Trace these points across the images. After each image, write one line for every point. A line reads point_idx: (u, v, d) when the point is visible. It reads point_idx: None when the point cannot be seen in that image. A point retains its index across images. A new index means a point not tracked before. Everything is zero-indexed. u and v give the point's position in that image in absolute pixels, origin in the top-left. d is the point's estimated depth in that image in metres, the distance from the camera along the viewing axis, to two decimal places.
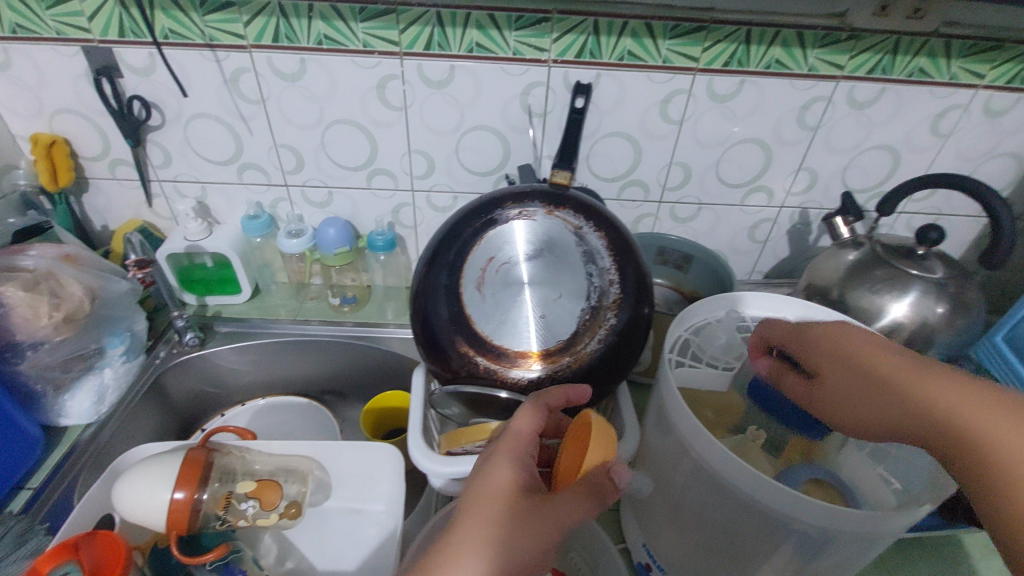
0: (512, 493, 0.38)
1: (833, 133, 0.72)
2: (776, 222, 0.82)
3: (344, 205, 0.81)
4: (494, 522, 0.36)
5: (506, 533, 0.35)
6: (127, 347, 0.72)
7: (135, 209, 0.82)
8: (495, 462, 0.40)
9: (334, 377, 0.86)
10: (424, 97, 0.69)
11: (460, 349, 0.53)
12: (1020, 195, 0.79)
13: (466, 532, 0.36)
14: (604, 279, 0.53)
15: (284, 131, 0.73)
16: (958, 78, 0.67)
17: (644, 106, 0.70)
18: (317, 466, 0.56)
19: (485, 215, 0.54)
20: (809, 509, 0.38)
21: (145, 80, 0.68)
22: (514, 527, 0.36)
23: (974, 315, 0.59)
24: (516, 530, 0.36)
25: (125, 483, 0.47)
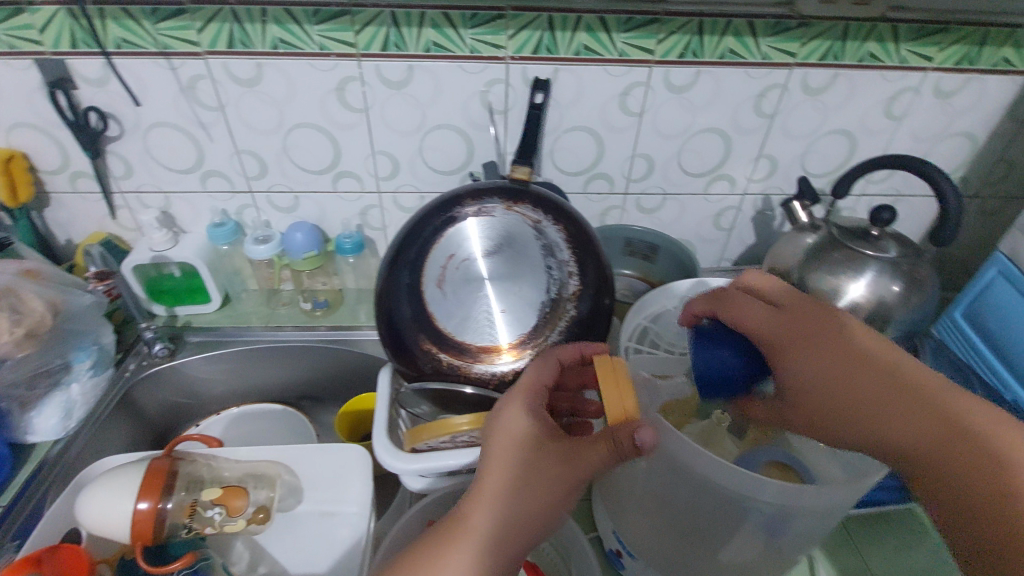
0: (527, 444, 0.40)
1: (790, 119, 0.74)
2: (740, 209, 0.84)
3: (311, 209, 0.81)
4: (510, 466, 0.39)
5: (520, 477, 0.39)
6: (95, 362, 0.70)
7: (99, 222, 0.81)
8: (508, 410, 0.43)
9: (309, 382, 0.86)
10: (384, 98, 0.70)
11: (424, 347, 0.55)
12: (974, 174, 0.81)
13: (488, 481, 0.39)
14: (563, 272, 0.55)
15: (246, 137, 0.73)
16: (907, 62, 0.69)
17: (604, 99, 0.71)
18: (285, 470, 0.55)
19: (444, 213, 0.53)
20: (765, 485, 0.39)
21: (101, 90, 0.68)
22: (529, 467, 0.39)
23: (927, 291, 0.60)
24: (529, 472, 0.39)
25: (89, 496, 0.47)
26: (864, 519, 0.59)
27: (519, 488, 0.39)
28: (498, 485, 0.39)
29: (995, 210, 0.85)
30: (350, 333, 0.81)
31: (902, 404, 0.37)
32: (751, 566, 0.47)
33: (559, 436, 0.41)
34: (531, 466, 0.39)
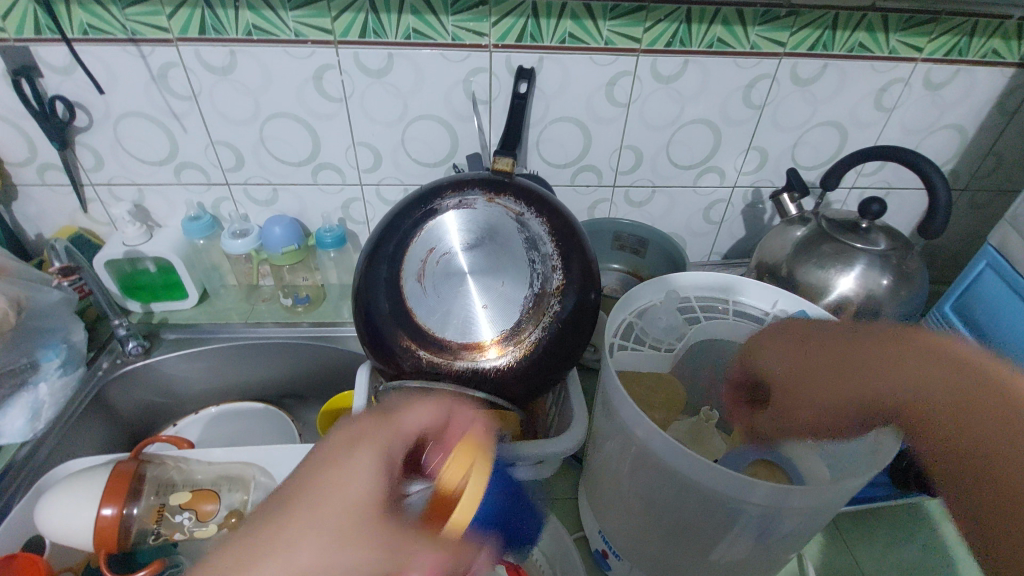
0: (359, 501, 0.34)
1: (780, 110, 0.72)
2: (730, 203, 0.82)
3: (291, 202, 0.78)
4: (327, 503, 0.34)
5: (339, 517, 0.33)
6: (65, 359, 0.68)
7: (70, 215, 0.78)
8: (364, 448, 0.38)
9: (293, 380, 0.84)
10: (364, 87, 0.67)
11: (403, 344, 0.51)
12: (964, 167, 0.80)
13: (295, 526, 0.33)
14: (547, 266, 0.52)
15: (221, 128, 0.70)
16: (897, 52, 0.68)
17: (591, 89, 0.69)
18: (260, 471, 0.53)
19: (425, 205, 0.53)
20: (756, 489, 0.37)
21: (67, 79, 0.65)
22: (340, 541, 0.32)
23: (917, 285, 0.60)
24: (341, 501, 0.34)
25: (51, 500, 0.45)
26: (855, 516, 0.59)
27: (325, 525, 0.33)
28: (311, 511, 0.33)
29: (984, 203, 0.84)
30: (333, 329, 0.79)
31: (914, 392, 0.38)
32: (738, 567, 0.46)
33: (393, 509, 0.35)
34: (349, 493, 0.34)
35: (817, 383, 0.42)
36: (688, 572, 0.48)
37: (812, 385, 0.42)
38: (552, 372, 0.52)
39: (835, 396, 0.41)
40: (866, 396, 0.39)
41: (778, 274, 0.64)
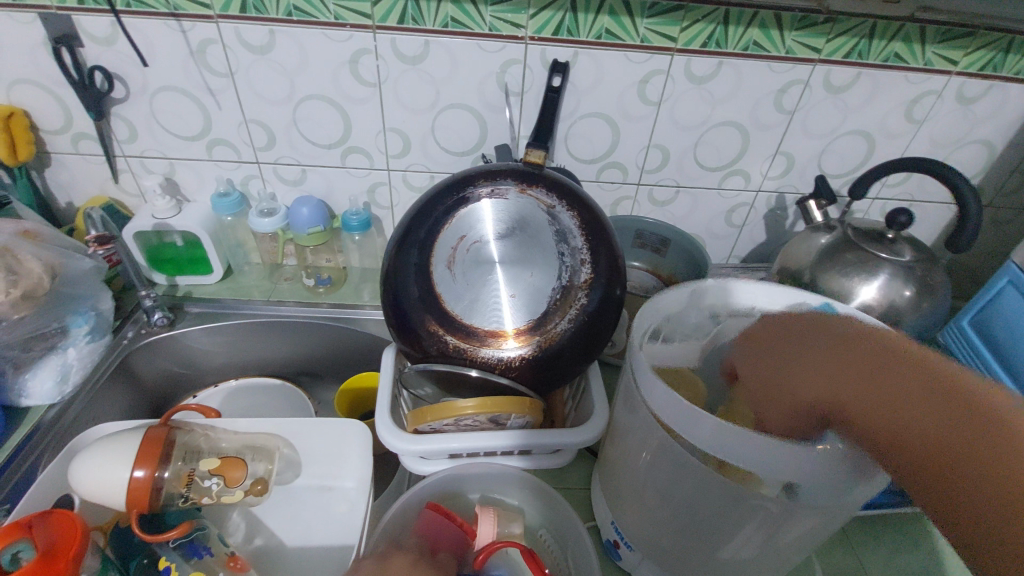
0: None
1: (809, 117, 0.72)
2: (753, 206, 0.83)
3: (318, 184, 0.79)
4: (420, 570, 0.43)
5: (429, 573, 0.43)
6: (93, 327, 0.69)
7: (101, 185, 0.79)
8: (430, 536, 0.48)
9: (311, 359, 0.85)
10: (398, 73, 0.68)
11: (430, 328, 0.53)
12: (989, 183, 0.80)
13: None
14: (575, 259, 0.53)
15: (255, 107, 0.71)
16: (933, 64, 0.68)
17: (623, 87, 0.69)
18: (284, 444, 0.55)
19: (457, 193, 0.52)
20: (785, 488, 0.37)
21: (107, 50, 0.66)
22: None
23: (940, 298, 0.60)
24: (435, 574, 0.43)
25: (85, 462, 0.46)
26: (864, 521, 0.60)
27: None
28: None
29: (1008, 220, 0.84)
30: (353, 311, 0.80)
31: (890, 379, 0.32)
32: (749, 563, 0.47)
33: None
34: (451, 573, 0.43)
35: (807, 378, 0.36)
36: (698, 566, 0.49)
37: (796, 387, 0.37)
38: (574, 364, 0.53)
39: (818, 391, 0.35)
40: (836, 399, 0.34)
41: (800, 280, 0.64)
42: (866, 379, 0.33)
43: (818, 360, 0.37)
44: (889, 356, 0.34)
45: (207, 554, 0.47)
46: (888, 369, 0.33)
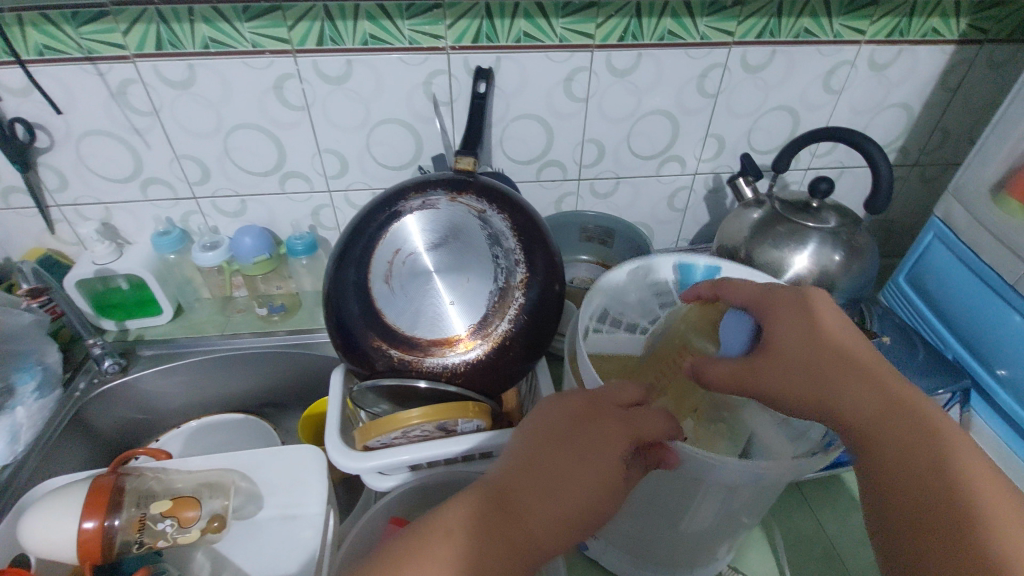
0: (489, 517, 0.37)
1: (733, 98, 0.75)
2: (692, 189, 0.85)
3: (260, 212, 0.79)
4: (553, 459, 0.39)
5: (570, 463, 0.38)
6: (40, 382, 0.68)
7: (37, 238, 0.77)
8: (551, 412, 0.42)
9: (273, 389, 0.84)
10: (325, 94, 0.68)
11: (374, 344, 0.52)
12: (912, 143, 0.84)
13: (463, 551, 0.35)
14: (510, 260, 0.53)
15: (186, 142, 0.71)
16: (842, 36, 0.70)
17: (549, 86, 0.71)
18: (240, 477, 0.55)
19: (389, 208, 0.54)
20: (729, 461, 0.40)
21: (25, 100, 0.65)
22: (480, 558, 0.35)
23: (868, 258, 0.62)
24: (583, 463, 0.38)
25: (32, 520, 0.45)
26: (819, 482, 0.62)
27: (572, 482, 0.38)
28: (558, 475, 0.38)
29: (934, 177, 0.88)
30: (310, 336, 0.80)
31: (879, 385, 0.35)
32: (704, 538, 0.49)
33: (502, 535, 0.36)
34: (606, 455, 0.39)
35: (796, 360, 0.38)
36: (659, 546, 0.50)
37: (789, 369, 0.38)
38: (522, 361, 0.54)
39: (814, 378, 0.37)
40: (828, 390, 0.36)
41: (737, 257, 0.66)
42: (864, 390, 0.35)
43: (815, 358, 0.38)
44: (873, 365, 0.37)
45: None
46: (876, 379, 0.36)
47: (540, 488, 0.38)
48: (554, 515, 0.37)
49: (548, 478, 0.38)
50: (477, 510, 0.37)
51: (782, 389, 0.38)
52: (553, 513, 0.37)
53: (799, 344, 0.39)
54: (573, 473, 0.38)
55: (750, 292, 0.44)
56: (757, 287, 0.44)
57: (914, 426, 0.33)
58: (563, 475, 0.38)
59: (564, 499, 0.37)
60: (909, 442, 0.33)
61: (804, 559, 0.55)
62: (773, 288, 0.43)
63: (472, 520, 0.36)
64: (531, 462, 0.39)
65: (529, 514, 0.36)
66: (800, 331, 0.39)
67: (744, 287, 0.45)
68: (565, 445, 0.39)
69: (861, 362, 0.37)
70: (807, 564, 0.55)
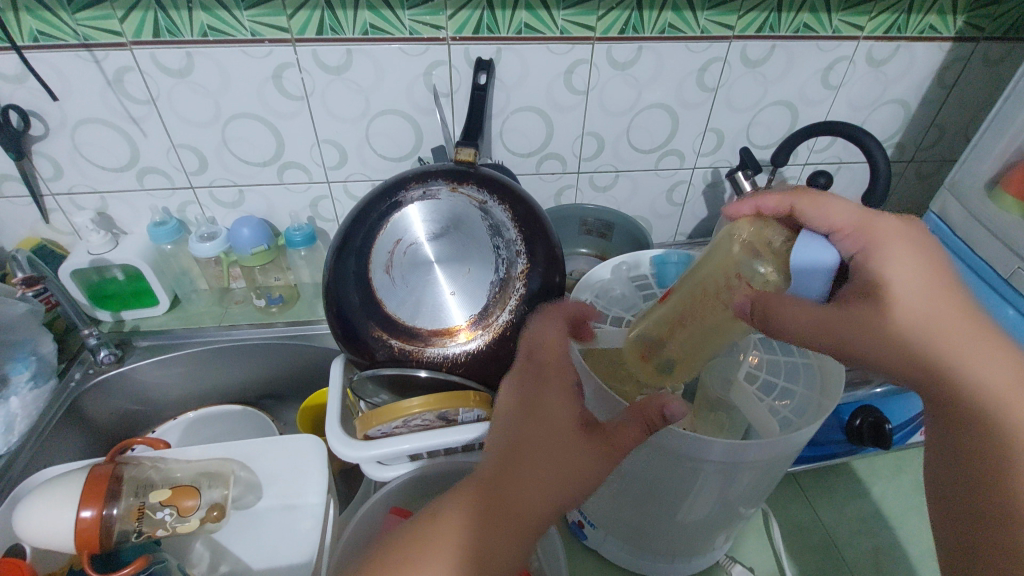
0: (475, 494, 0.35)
1: (732, 92, 0.75)
2: (691, 183, 0.85)
3: (258, 203, 0.78)
4: (542, 438, 0.37)
5: (559, 446, 0.37)
6: (35, 372, 0.67)
7: (31, 227, 0.77)
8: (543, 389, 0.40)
9: (271, 381, 0.84)
10: (325, 84, 0.68)
11: (374, 334, 0.52)
12: (908, 139, 0.84)
13: (450, 532, 0.34)
14: (511, 251, 0.53)
15: (183, 131, 0.70)
16: (841, 31, 0.71)
17: (550, 79, 0.71)
18: (240, 466, 0.55)
19: (390, 198, 0.54)
20: (711, 447, 0.40)
21: (19, 87, 0.64)
22: (470, 534, 0.34)
23: None
24: (574, 443, 0.37)
25: (29, 508, 0.45)
26: (816, 472, 0.63)
27: (563, 462, 0.36)
28: (536, 440, 0.37)
29: (930, 173, 0.89)
30: (309, 327, 0.80)
31: (980, 368, 0.34)
32: (704, 526, 0.49)
33: (492, 507, 0.35)
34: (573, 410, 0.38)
35: (911, 314, 0.36)
36: (659, 536, 0.50)
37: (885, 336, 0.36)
38: None
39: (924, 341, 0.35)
40: (931, 355, 0.35)
41: None
42: (962, 374, 0.34)
43: (926, 321, 0.35)
44: (978, 346, 0.35)
45: None
46: (977, 362, 0.34)
47: (523, 458, 0.36)
48: (538, 483, 0.36)
49: (537, 459, 0.36)
50: (466, 494, 0.36)
51: (881, 358, 0.36)
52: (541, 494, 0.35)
53: (894, 305, 0.36)
54: (564, 452, 0.36)
55: (843, 218, 0.41)
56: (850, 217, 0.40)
57: (1000, 423, 0.33)
58: (553, 458, 0.36)
59: (553, 481, 0.36)
60: (983, 439, 0.33)
61: (801, 549, 0.56)
62: (868, 217, 0.40)
63: (462, 507, 0.35)
64: (516, 440, 0.37)
65: (513, 482, 0.35)
66: (917, 289, 0.36)
67: (839, 213, 0.41)
68: (538, 409, 0.39)
69: (962, 344, 0.35)
70: (805, 555, 0.55)
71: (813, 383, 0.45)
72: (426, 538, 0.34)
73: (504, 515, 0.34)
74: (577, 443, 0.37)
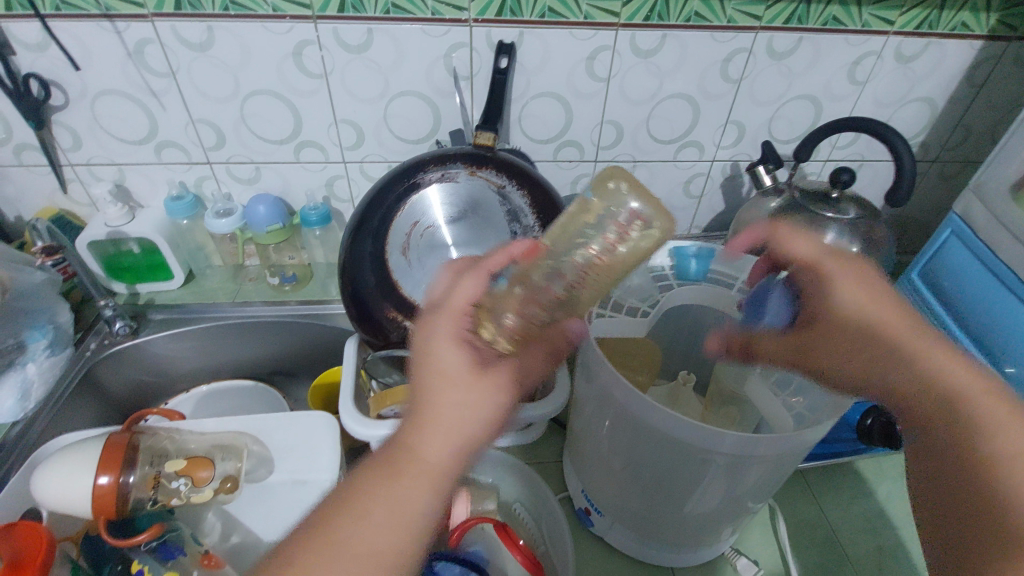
0: (413, 467, 0.30)
1: (756, 84, 0.74)
2: (709, 176, 0.84)
3: (274, 180, 0.78)
4: (452, 384, 0.33)
5: (472, 389, 0.33)
6: (52, 341, 0.68)
7: (49, 197, 0.77)
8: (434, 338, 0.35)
9: (283, 358, 0.84)
10: (345, 63, 0.67)
11: (390, 315, 0.54)
12: (933, 138, 0.83)
13: (374, 504, 0.28)
14: (528, 237, 0.54)
15: (202, 106, 0.70)
16: (870, 26, 0.69)
17: (572, 64, 0.70)
18: (252, 441, 0.55)
19: (408, 179, 0.53)
20: (723, 439, 0.40)
21: (41, 56, 0.64)
22: (396, 507, 0.29)
23: (884, 251, 0.63)
24: (484, 383, 0.33)
25: (48, 472, 0.45)
26: (824, 471, 0.62)
27: (480, 403, 0.33)
28: (434, 396, 0.32)
29: (953, 174, 0.87)
30: (321, 307, 0.80)
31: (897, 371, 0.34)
32: (709, 518, 0.49)
33: (407, 470, 0.30)
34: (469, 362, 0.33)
35: (852, 334, 0.38)
36: (665, 525, 0.51)
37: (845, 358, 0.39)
38: None
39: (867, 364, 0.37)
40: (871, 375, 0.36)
41: None
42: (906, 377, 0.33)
43: (860, 338, 0.37)
44: (903, 352, 0.34)
45: (179, 554, 0.47)
46: (893, 367, 0.34)
47: (428, 419, 0.32)
48: (449, 438, 0.31)
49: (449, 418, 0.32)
50: (372, 466, 0.30)
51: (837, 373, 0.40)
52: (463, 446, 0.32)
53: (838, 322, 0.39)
54: (478, 392, 0.33)
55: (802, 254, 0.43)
56: (810, 253, 0.42)
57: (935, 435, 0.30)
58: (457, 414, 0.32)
59: (475, 428, 0.32)
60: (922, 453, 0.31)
61: (805, 544, 0.56)
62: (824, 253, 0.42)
63: (375, 480, 0.29)
64: (427, 392, 0.32)
65: (426, 445, 0.31)
66: (847, 308, 0.39)
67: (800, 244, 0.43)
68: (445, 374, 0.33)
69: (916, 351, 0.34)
70: (810, 551, 0.56)
71: None
72: (331, 517, 0.28)
73: (420, 477, 0.30)
74: (490, 380, 0.34)
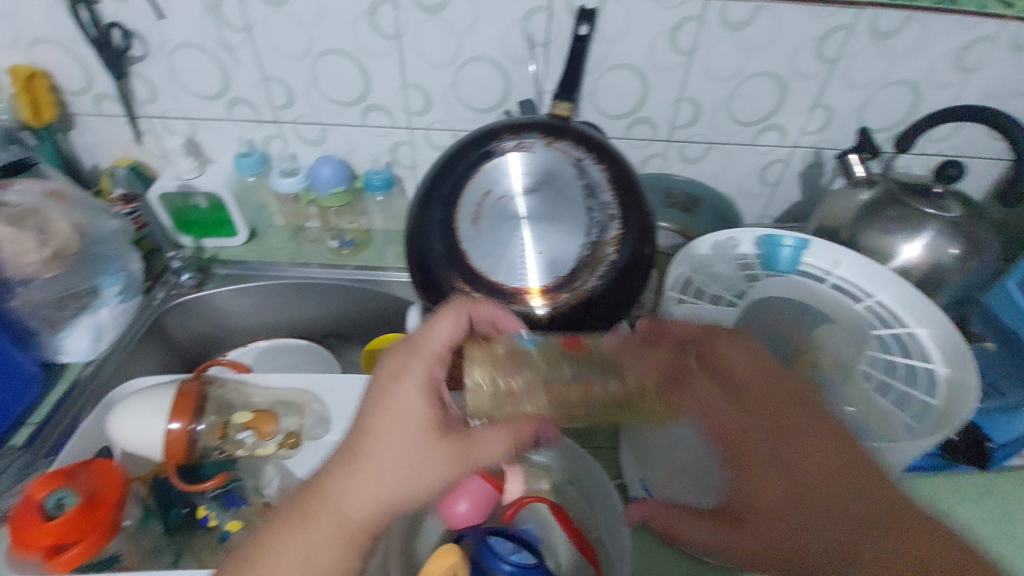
0: (329, 514, 0.37)
1: (853, 66, 0.68)
2: (788, 163, 0.79)
3: (339, 143, 0.78)
4: (402, 435, 0.39)
5: (412, 444, 0.38)
6: (124, 287, 0.70)
7: (124, 147, 0.79)
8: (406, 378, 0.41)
9: (336, 321, 0.85)
10: (419, 24, 0.65)
11: (456, 285, 0.53)
12: None
13: (286, 545, 0.36)
14: (604, 215, 0.52)
15: (274, 63, 0.70)
16: (992, 5, 0.62)
17: (654, 35, 0.66)
18: (314, 399, 0.55)
19: (482, 146, 0.51)
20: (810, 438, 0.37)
21: (124, 5, 0.65)
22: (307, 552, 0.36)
23: (986, 254, 0.57)
24: (428, 444, 0.38)
25: (121, 416, 0.47)
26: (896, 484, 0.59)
27: (415, 467, 0.38)
28: (380, 446, 0.38)
29: None
30: (376, 273, 0.81)
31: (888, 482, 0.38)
32: None
33: (314, 515, 0.37)
34: (417, 417, 0.39)
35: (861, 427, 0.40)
36: None
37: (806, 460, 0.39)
38: (604, 321, 0.53)
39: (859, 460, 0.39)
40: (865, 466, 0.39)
41: (838, 239, 0.61)
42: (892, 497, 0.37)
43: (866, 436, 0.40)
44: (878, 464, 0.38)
45: (242, 504, 0.50)
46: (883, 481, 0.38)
47: (356, 468, 0.38)
48: (371, 494, 0.37)
49: (375, 472, 0.38)
50: (293, 509, 0.38)
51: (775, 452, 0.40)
52: (384, 502, 0.38)
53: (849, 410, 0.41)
54: (419, 461, 0.38)
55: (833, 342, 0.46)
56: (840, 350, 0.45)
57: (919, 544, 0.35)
58: (393, 473, 0.38)
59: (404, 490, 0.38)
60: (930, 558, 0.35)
61: None
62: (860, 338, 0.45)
63: (287, 516, 0.37)
64: (366, 438, 0.39)
65: (335, 492, 0.37)
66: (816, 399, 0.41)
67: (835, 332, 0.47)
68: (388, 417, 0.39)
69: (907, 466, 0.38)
70: None
71: (936, 391, 0.42)
72: (257, 554, 0.36)
73: (329, 520, 0.37)
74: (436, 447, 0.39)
